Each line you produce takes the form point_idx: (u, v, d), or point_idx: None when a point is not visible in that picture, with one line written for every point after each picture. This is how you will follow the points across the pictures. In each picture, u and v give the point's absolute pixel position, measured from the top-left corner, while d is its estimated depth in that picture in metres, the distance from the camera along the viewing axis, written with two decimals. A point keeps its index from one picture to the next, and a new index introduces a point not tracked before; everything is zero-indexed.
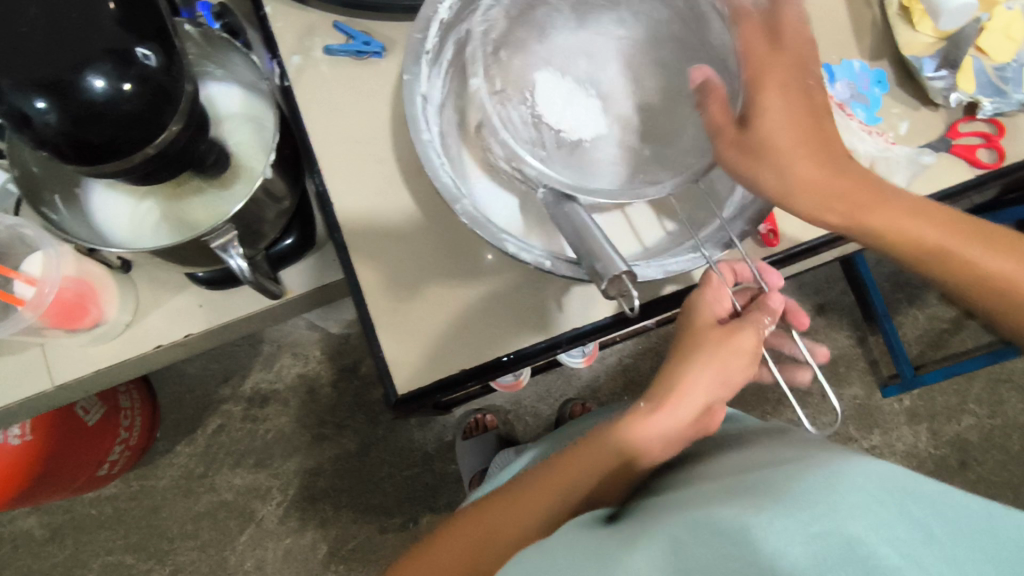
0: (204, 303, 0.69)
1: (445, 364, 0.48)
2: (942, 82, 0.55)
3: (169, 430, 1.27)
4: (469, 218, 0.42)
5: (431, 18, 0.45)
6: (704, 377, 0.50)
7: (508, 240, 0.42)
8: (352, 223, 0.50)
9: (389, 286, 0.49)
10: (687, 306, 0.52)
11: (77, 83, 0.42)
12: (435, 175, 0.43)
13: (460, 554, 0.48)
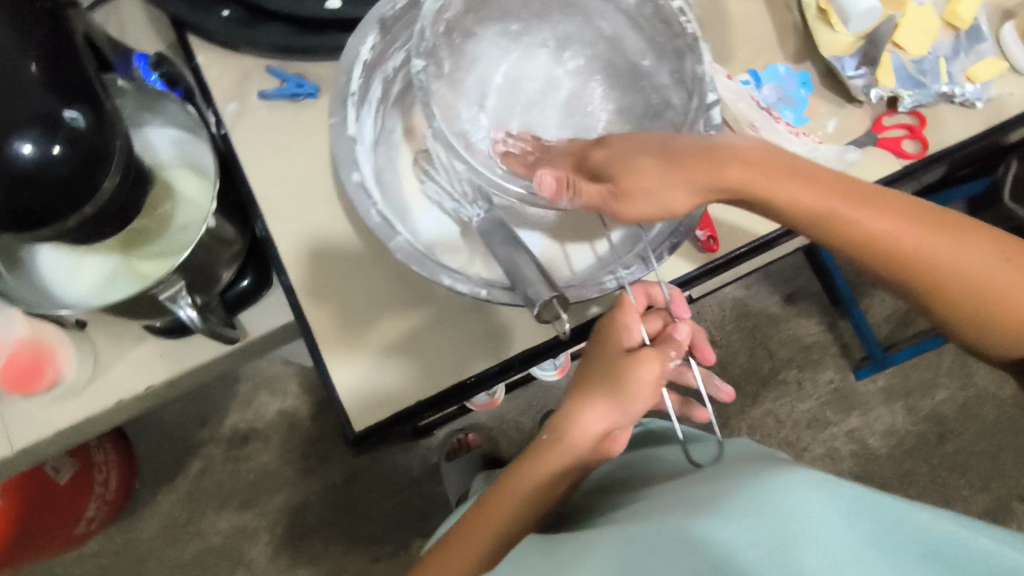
0: (165, 353, 0.68)
1: (402, 397, 0.49)
2: (862, 80, 0.58)
3: (150, 480, 1.25)
4: (404, 254, 0.45)
5: (353, 59, 0.49)
6: (600, 407, 0.50)
7: (443, 274, 0.46)
8: (300, 264, 0.51)
9: (340, 324, 0.50)
10: (599, 330, 0.52)
11: (7, 150, 0.42)
12: (368, 217, 0.47)
13: None
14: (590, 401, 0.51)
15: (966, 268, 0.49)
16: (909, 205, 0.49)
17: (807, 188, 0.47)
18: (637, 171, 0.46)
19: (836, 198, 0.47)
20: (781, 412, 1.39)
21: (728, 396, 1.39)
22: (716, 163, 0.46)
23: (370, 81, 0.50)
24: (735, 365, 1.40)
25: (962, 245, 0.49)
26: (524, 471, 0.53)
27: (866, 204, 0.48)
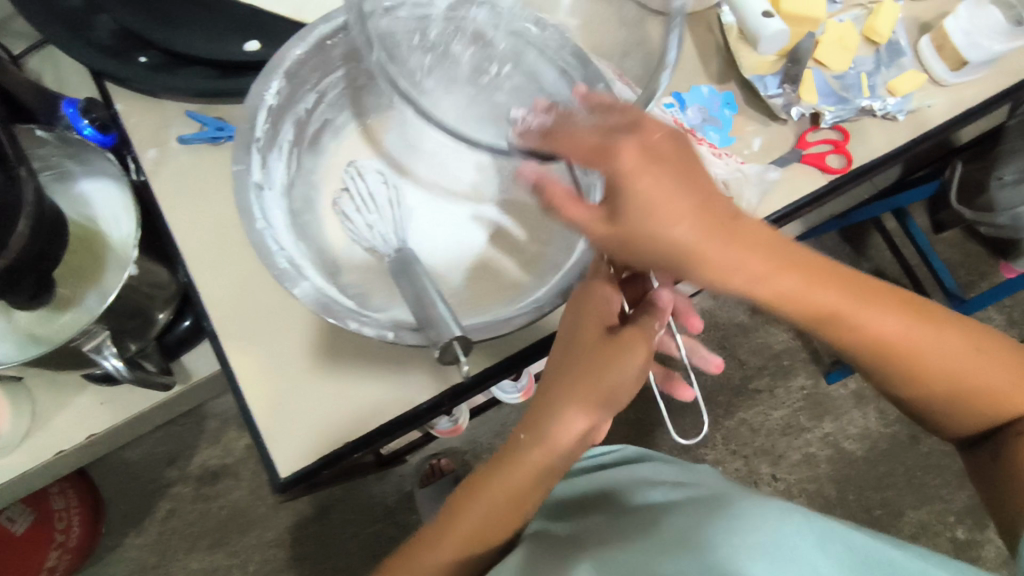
0: (106, 401, 0.67)
1: (325, 442, 0.48)
2: (782, 99, 0.58)
3: (117, 523, 1.22)
4: (312, 301, 0.43)
5: (258, 105, 0.48)
6: (586, 396, 0.47)
7: (348, 316, 0.43)
8: (222, 311, 0.50)
9: (263, 369, 0.49)
10: (576, 302, 0.48)
11: None
12: (268, 260, 0.44)
13: None
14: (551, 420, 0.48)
15: (953, 369, 0.51)
16: (907, 300, 0.50)
17: (810, 271, 0.46)
18: (647, 255, 0.42)
19: (830, 289, 0.47)
20: (756, 420, 1.39)
21: (701, 408, 1.38)
22: (743, 242, 0.43)
23: (279, 127, 0.50)
24: (706, 376, 1.40)
25: (950, 341, 0.51)
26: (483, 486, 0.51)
27: (865, 299, 0.48)
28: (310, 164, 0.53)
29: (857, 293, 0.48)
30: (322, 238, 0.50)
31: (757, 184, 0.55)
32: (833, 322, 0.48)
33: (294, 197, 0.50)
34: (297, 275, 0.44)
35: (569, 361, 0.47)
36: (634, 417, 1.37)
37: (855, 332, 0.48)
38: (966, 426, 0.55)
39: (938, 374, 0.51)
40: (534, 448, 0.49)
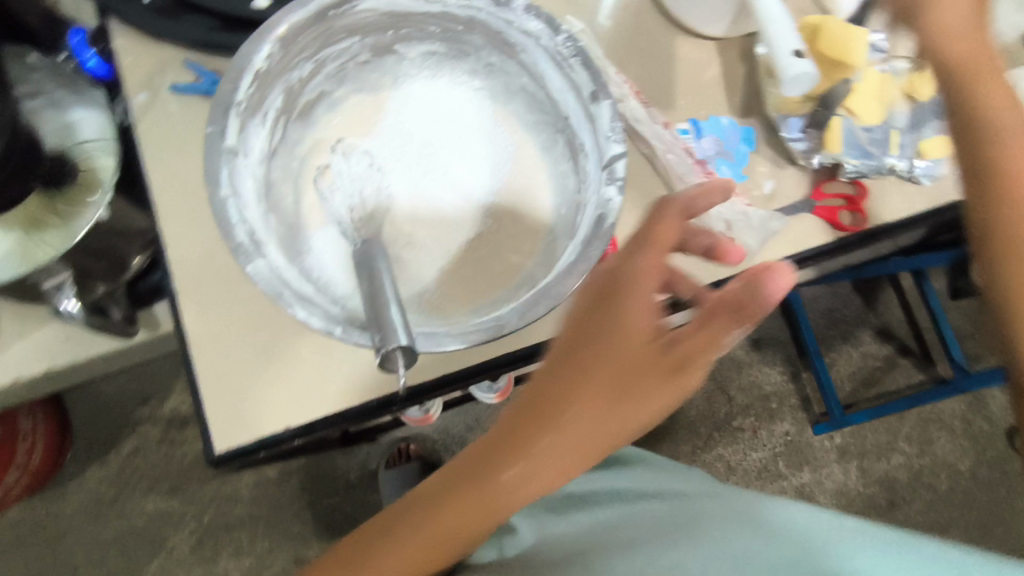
0: (69, 337, 0.67)
1: (270, 419, 0.49)
2: (802, 144, 0.56)
3: (81, 453, 1.23)
4: (263, 281, 0.41)
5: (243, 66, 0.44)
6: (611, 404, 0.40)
7: (295, 303, 0.41)
8: (189, 272, 0.51)
9: (218, 337, 0.50)
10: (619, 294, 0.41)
11: None
12: (227, 234, 0.41)
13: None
14: (587, 388, 0.41)
15: None
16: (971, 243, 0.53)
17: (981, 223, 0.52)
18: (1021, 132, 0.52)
19: None
20: (733, 458, 1.36)
21: (680, 436, 1.36)
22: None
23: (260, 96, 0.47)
24: (690, 405, 1.38)
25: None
26: (498, 441, 0.42)
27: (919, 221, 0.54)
28: (297, 137, 0.51)
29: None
30: (294, 215, 0.49)
31: (758, 230, 0.52)
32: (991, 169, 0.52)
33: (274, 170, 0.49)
34: (250, 252, 0.42)
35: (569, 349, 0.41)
36: None
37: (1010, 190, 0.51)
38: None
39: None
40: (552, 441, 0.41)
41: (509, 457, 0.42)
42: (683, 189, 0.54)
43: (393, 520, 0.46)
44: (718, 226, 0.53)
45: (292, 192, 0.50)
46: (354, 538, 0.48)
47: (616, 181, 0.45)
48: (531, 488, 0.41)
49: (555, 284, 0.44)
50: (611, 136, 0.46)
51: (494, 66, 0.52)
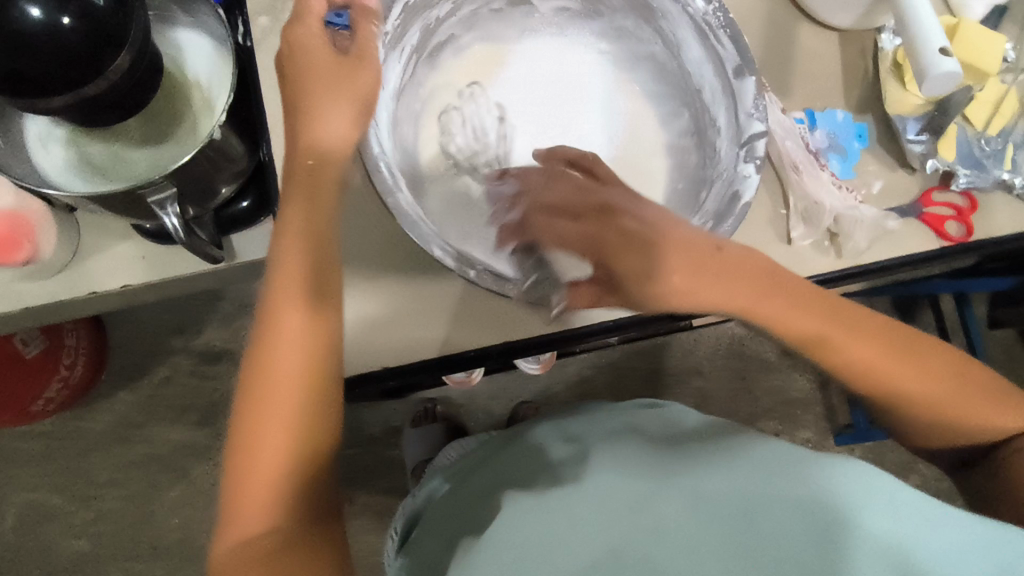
0: (148, 256, 0.66)
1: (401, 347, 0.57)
2: (921, 147, 0.54)
3: (113, 374, 1.24)
4: (397, 209, 0.50)
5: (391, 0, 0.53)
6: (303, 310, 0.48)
7: (435, 243, 0.50)
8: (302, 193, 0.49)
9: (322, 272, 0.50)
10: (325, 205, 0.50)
11: (13, 10, 0.40)
12: (375, 171, 0.51)
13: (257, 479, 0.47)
14: (294, 275, 0.48)
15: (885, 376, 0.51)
16: (884, 337, 0.51)
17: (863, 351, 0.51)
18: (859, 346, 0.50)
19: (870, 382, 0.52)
20: None
21: None
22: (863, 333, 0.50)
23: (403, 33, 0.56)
24: (716, 401, 1.37)
25: (921, 378, 0.52)
26: (288, 243, 0.49)
27: (857, 333, 0.50)
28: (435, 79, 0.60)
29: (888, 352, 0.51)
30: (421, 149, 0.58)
31: (871, 229, 0.53)
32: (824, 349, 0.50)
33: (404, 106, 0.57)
34: (392, 188, 0.50)
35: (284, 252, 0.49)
36: None
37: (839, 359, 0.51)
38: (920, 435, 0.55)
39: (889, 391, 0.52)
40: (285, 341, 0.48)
41: (298, 289, 0.48)
42: (795, 178, 0.53)
43: (279, 381, 0.47)
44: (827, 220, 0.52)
45: (420, 126, 0.58)
46: (267, 455, 0.47)
47: (754, 158, 0.51)
48: (321, 341, 0.49)
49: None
50: (753, 114, 0.51)
51: (624, 29, 0.61)
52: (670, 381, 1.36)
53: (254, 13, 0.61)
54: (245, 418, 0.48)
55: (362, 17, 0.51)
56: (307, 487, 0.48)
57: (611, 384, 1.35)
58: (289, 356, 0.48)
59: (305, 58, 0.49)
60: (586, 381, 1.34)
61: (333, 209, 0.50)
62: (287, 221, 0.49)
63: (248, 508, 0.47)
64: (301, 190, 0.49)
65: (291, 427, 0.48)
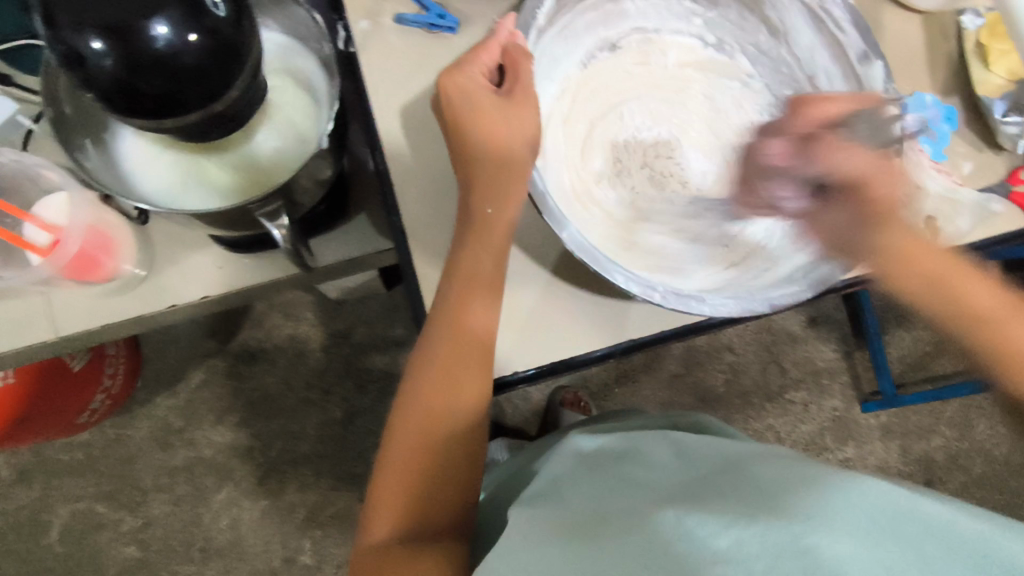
0: (224, 266, 0.65)
1: (537, 344, 0.63)
2: (1015, 127, 0.56)
3: (151, 379, 1.23)
4: (575, 243, 0.54)
5: (530, 24, 0.59)
6: (478, 295, 0.54)
7: (618, 274, 0.54)
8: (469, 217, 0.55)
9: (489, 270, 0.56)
10: (485, 211, 0.55)
11: (142, 27, 0.38)
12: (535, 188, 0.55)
13: (413, 443, 0.51)
14: (483, 260, 0.55)
15: (976, 302, 0.49)
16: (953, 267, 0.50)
17: (907, 240, 0.51)
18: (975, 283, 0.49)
19: (943, 288, 0.50)
20: (782, 429, 1.38)
21: (733, 404, 1.38)
22: (968, 276, 0.50)
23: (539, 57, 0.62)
24: (747, 375, 1.39)
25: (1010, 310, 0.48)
26: (471, 235, 0.55)
27: (972, 285, 0.49)
28: (573, 102, 0.66)
29: (966, 271, 0.50)
30: (570, 158, 0.65)
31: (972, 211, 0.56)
32: (976, 319, 0.49)
33: (548, 132, 0.64)
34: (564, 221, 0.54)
35: (466, 236, 0.55)
36: (666, 397, 1.37)
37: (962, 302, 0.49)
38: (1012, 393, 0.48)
39: (987, 330, 0.48)
40: (461, 325, 0.53)
41: (482, 284, 0.55)
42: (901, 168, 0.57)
43: (423, 401, 0.52)
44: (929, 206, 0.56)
45: (558, 137, 0.65)
46: (424, 418, 0.51)
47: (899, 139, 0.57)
48: (469, 375, 0.53)
49: (829, 251, 0.58)
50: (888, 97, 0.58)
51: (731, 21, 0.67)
52: (702, 357, 1.39)
53: (352, 18, 0.60)
54: (396, 426, 0.52)
55: (521, 56, 0.57)
56: (426, 511, 0.49)
57: (645, 363, 1.37)
58: (444, 382, 0.52)
59: (469, 96, 0.55)
60: (620, 362, 1.37)
61: (501, 245, 0.56)
62: (456, 265, 0.54)
63: (400, 473, 0.50)
64: (473, 229, 0.55)
65: (429, 440, 0.51)
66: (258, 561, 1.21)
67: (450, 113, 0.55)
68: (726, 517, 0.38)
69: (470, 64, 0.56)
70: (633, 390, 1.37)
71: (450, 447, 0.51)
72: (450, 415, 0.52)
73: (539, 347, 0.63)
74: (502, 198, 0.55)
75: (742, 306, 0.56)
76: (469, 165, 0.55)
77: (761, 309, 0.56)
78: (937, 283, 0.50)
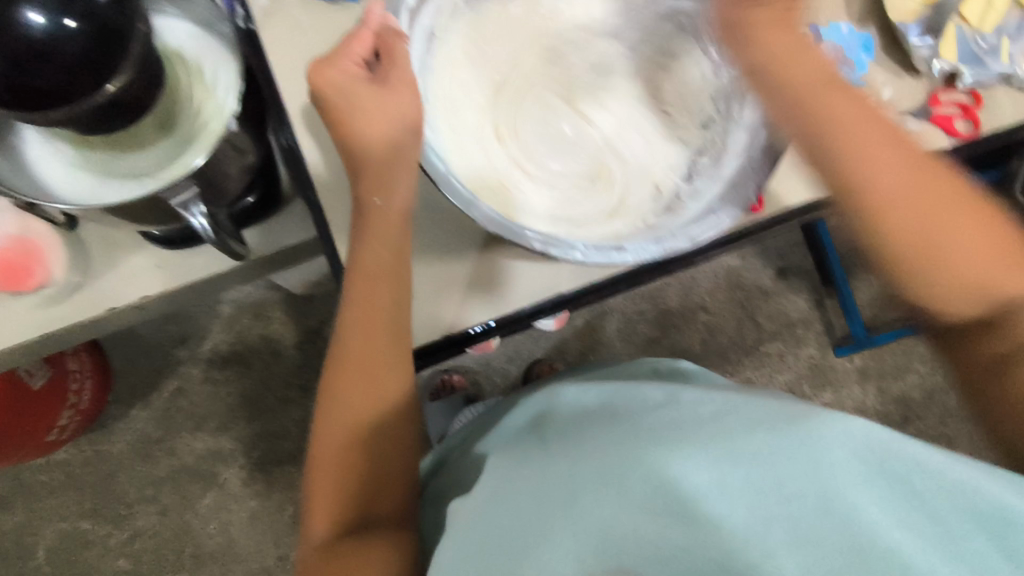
0: (162, 264, 0.64)
1: (479, 311, 0.63)
2: (927, 50, 0.59)
3: (123, 394, 1.22)
4: (488, 222, 0.52)
5: (399, 6, 0.58)
6: (382, 291, 0.55)
7: (533, 238, 0.53)
8: (377, 203, 0.55)
9: (398, 258, 0.56)
10: (387, 198, 0.55)
11: (16, 18, 0.38)
12: (429, 163, 0.55)
13: (336, 443, 0.54)
14: (377, 253, 0.55)
15: (879, 169, 0.52)
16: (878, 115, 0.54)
17: (856, 114, 0.54)
18: (874, 158, 0.53)
19: (844, 132, 0.53)
20: (759, 382, 1.40)
21: (710, 361, 1.39)
22: (882, 145, 0.53)
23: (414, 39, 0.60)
24: (721, 332, 1.40)
25: (932, 194, 0.52)
26: (364, 238, 0.55)
27: (883, 157, 0.52)
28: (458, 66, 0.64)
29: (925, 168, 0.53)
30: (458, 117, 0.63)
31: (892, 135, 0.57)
32: (845, 172, 0.53)
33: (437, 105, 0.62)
34: (472, 201, 0.52)
35: (364, 234, 0.55)
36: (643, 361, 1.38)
37: (871, 170, 0.52)
38: (938, 282, 0.52)
39: (891, 216, 0.52)
40: (375, 320, 0.55)
41: (385, 281, 0.55)
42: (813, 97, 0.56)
43: (342, 405, 0.54)
44: None
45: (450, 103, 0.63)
46: (342, 412, 0.54)
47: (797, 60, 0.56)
48: (382, 368, 0.55)
49: (741, 178, 0.59)
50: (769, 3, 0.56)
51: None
52: (676, 319, 1.40)
53: None
54: (319, 426, 0.55)
55: (394, 37, 0.56)
56: (358, 499, 0.53)
57: (619, 330, 1.38)
58: (359, 378, 0.54)
59: (347, 95, 0.54)
60: (594, 331, 1.37)
61: (398, 241, 0.56)
62: (355, 264, 0.55)
63: (325, 471, 0.54)
64: (369, 230, 0.55)
65: (351, 440, 0.54)
66: (252, 561, 1.21)
67: (333, 112, 0.54)
68: (709, 452, 0.42)
69: (341, 56, 0.54)
70: (609, 358, 1.37)
71: (374, 429, 0.55)
72: (372, 404, 0.55)
73: (482, 313, 0.63)
74: (389, 190, 0.55)
75: (665, 247, 0.55)
76: (354, 162, 0.56)
77: (682, 246, 0.56)
78: (843, 163, 0.53)
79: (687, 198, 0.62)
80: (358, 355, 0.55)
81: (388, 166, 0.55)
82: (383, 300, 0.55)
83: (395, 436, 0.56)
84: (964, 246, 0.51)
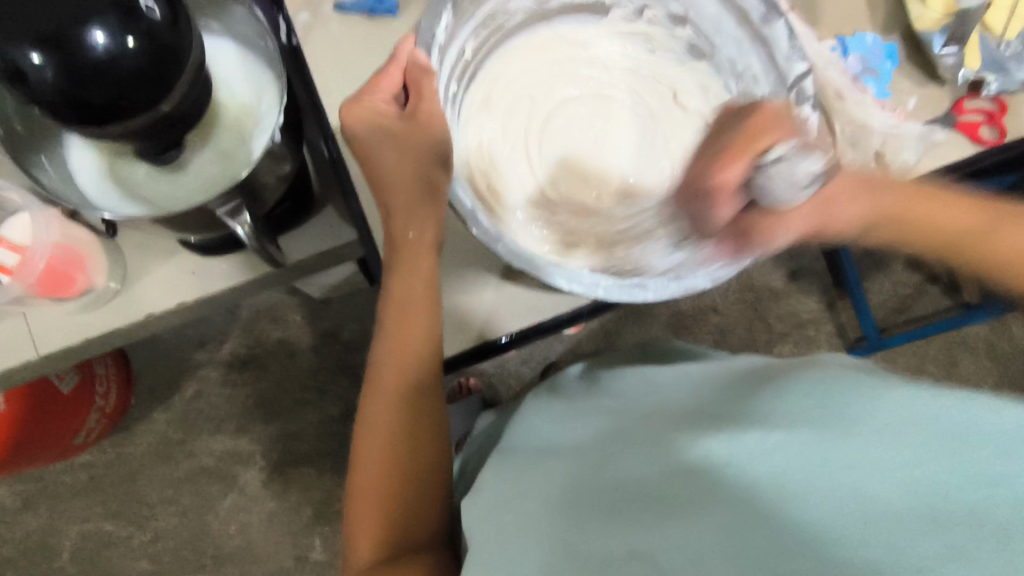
0: (198, 271, 0.66)
1: (508, 319, 0.65)
2: (952, 59, 0.61)
3: (145, 396, 1.24)
4: (508, 254, 0.53)
5: (430, 41, 0.57)
6: (417, 321, 0.57)
7: (557, 276, 0.54)
8: (404, 231, 0.57)
9: (424, 289, 0.57)
10: (416, 224, 0.57)
11: (78, 36, 0.39)
12: (456, 198, 0.54)
13: (375, 471, 0.54)
14: (410, 281, 0.57)
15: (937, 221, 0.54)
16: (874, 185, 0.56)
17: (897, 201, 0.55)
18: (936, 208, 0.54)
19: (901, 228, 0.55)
20: None
21: None
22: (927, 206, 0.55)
23: (444, 65, 0.61)
24: (733, 334, 1.41)
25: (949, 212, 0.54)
26: (395, 266, 0.57)
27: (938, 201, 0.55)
28: (479, 110, 0.68)
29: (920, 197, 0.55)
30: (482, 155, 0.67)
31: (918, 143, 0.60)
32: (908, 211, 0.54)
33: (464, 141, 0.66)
34: (496, 235, 0.53)
35: (389, 261, 0.58)
36: None
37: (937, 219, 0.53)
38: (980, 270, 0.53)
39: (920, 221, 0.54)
40: (405, 347, 0.57)
41: (414, 307, 0.57)
42: (839, 105, 0.61)
43: (379, 427, 0.55)
44: (876, 139, 0.60)
45: (474, 130, 0.67)
46: (377, 444, 0.55)
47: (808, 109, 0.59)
48: (415, 395, 0.56)
49: None
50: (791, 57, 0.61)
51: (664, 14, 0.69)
52: (689, 321, 1.41)
53: (289, 10, 0.61)
54: (359, 453, 0.56)
55: (422, 74, 0.55)
56: (405, 527, 0.54)
57: (633, 332, 1.39)
58: (391, 401, 0.56)
59: (375, 125, 0.54)
60: (608, 334, 1.38)
61: (428, 268, 0.57)
62: (388, 294, 0.57)
63: (366, 504, 0.54)
64: (397, 259, 0.57)
65: (391, 465, 0.55)
66: (272, 562, 1.23)
67: (359, 144, 0.55)
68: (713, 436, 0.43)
69: (368, 94, 0.55)
70: None
71: (415, 457, 0.55)
72: (410, 432, 0.55)
73: (511, 316, 0.65)
74: (421, 220, 0.57)
75: (683, 288, 0.57)
76: (386, 191, 0.57)
77: (701, 285, 0.57)
78: (874, 215, 0.56)
79: (716, 237, 0.64)
80: (395, 379, 0.56)
81: (420, 188, 0.56)
82: (415, 326, 0.57)
83: (436, 467, 0.56)
84: (962, 214, 0.54)
